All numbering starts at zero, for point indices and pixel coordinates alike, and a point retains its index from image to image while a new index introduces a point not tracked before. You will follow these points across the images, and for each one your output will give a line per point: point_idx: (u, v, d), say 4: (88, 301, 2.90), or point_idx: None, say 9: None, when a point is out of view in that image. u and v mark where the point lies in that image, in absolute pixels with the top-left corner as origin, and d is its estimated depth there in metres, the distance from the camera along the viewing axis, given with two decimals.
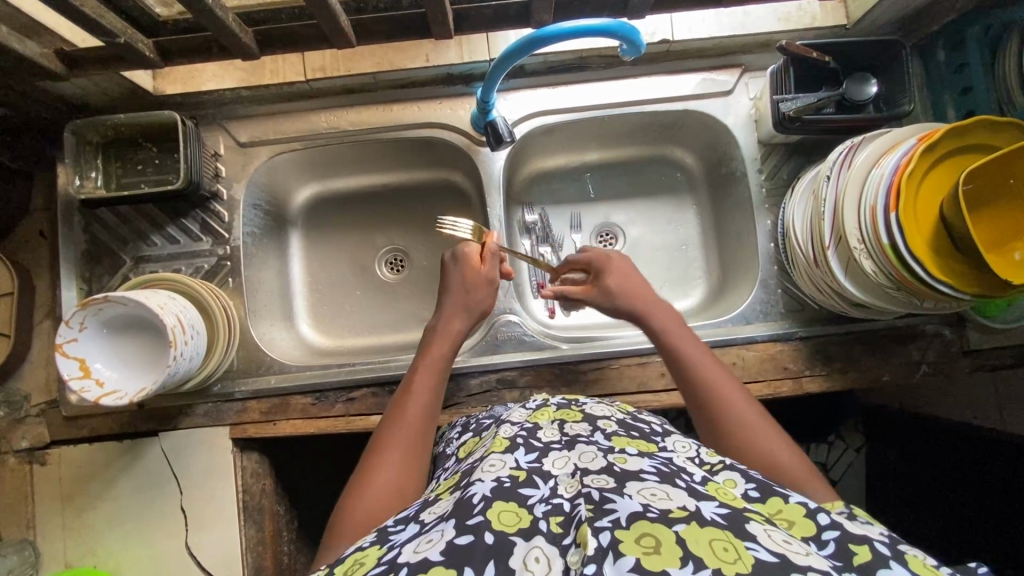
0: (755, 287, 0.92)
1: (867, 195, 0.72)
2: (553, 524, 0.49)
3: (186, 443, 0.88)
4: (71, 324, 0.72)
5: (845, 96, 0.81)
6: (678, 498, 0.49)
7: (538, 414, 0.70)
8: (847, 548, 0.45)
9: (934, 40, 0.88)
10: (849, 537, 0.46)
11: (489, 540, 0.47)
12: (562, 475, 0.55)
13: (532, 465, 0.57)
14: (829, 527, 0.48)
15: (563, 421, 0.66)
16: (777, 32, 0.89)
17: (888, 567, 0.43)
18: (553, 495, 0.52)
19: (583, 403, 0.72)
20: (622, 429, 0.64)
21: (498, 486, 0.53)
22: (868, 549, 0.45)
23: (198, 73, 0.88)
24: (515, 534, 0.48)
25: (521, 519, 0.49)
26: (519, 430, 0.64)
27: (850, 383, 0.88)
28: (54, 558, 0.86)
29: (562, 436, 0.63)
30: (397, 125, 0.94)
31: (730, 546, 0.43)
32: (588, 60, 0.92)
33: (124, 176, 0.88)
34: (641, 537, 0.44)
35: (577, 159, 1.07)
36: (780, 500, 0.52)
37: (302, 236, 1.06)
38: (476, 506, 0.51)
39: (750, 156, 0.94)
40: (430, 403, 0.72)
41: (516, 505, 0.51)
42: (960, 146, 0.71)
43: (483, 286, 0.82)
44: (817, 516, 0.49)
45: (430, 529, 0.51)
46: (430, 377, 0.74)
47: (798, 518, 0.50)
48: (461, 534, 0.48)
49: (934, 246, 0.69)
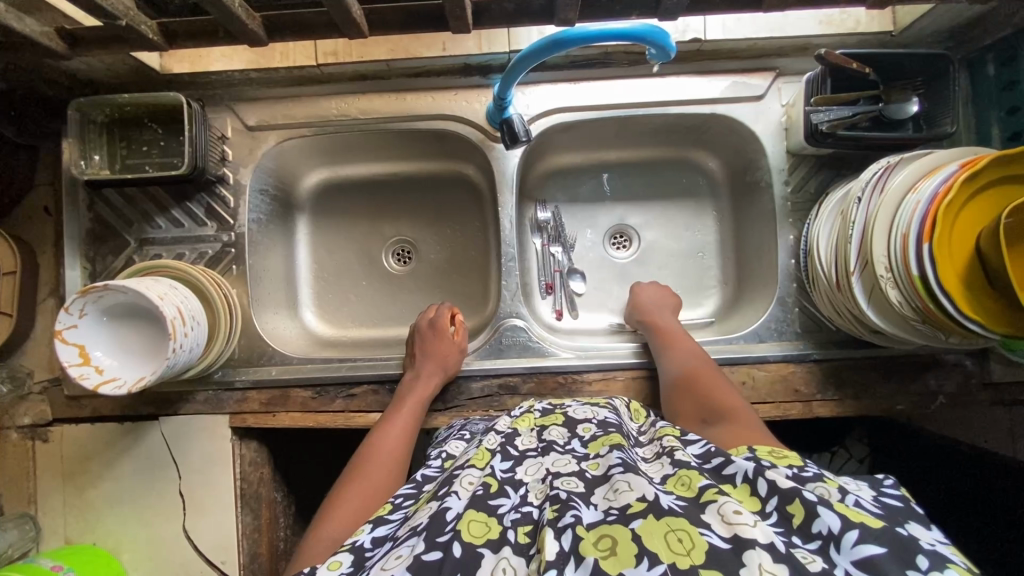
0: (772, 304, 0.89)
1: (900, 219, 0.68)
2: (521, 534, 0.51)
3: (185, 429, 0.88)
4: (71, 310, 0.71)
5: (883, 114, 0.77)
6: (639, 488, 0.50)
7: (519, 420, 0.69)
8: (785, 511, 0.47)
9: (985, 53, 0.82)
10: (784, 498, 0.48)
11: (457, 553, 0.48)
12: (533, 482, 0.57)
13: (505, 474, 0.58)
14: (768, 495, 0.49)
15: (544, 427, 0.66)
16: (817, 36, 0.83)
17: (818, 517, 0.46)
18: (523, 503, 0.54)
19: (567, 406, 0.71)
20: (601, 431, 0.63)
21: (471, 499, 0.54)
22: (799, 504, 0.47)
23: (207, 53, 0.85)
24: (482, 545, 0.49)
25: (489, 529, 0.51)
26: (499, 438, 0.65)
27: (861, 409, 0.86)
28: (55, 533, 0.88)
29: (539, 442, 0.63)
30: (409, 115, 0.90)
31: (684, 536, 0.45)
32: (613, 56, 0.87)
33: (128, 158, 0.85)
34: (599, 540, 0.46)
35: (595, 157, 1.03)
36: (729, 483, 0.52)
37: (308, 222, 1.04)
38: (448, 522, 0.51)
39: (776, 166, 0.90)
40: (410, 433, 0.79)
41: (486, 514, 0.52)
42: (1003, 174, 0.66)
43: (455, 349, 0.87)
44: (758, 484, 0.50)
45: (400, 544, 0.51)
46: (413, 412, 0.81)
47: (744, 495, 0.50)
48: (430, 550, 0.48)
49: (965, 280, 0.65)
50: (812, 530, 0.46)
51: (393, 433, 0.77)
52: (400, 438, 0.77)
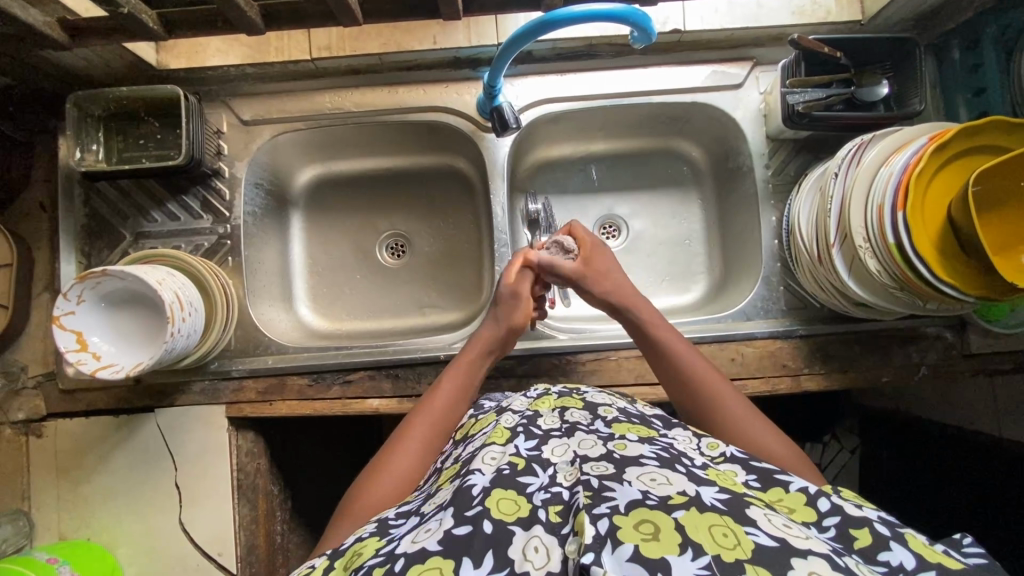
0: (758, 283, 0.92)
1: (875, 193, 0.72)
2: (553, 513, 0.49)
3: (181, 420, 0.88)
4: (69, 296, 0.72)
5: (855, 96, 0.81)
6: (678, 483, 0.49)
7: (538, 402, 0.70)
8: (848, 533, 0.49)
9: (949, 38, 0.87)
10: (849, 522, 0.49)
11: (488, 529, 0.47)
12: (561, 463, 0.56)
13: (531, 452, 0.57)
14: (829, 512, 0.50)
15: (564, 409, 0.67)
16: (790, 25, 0.88)
17: (888, 549, 0.47)
18: (552, 483, 0.53)
19: (584, 391, 0.72)
20: (623, 417, 0.65)
21: (498, 475, 0.53)
22: (867, 532, 0.48)
23: (202, 48, 0.87)
24: (514, 522, 0.48)
25: (520, 507, 0.50)
26: (519, 418, 0.65)
27: (847, 383, 0.88)
28: (49, 529, 0.87)
29: (563, 424, 0.63)
30: (402, 108, 0.93)
31: (729, 532, 0.44)
32: (598, 47, 0.90)
33: (125, 151, 0.87)
34: (640, 524, 0.44)
35: (583, 149, 1.06)
36: (782, 488, 0.54)
37: (303, 217, 1.06)
38: (475, 497, 0.50)
39: (758, 151, 0.93)
40: (458, 399, 0.75)
41: (515, 492, 0.51)
42: (970, 148, 0.70)
43: (517, 302, 0.81)
44: (818, 502, 0.52)
45: (428, 520, 0.52)
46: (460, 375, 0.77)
47: (798, 504, 0.52)
48: (460, 524, 0.48)
49: (939, 247, 0.69)
50: (877, 556, 0.46)
51: (442, 399, 0.74)
52: (445, 407, 0.73)
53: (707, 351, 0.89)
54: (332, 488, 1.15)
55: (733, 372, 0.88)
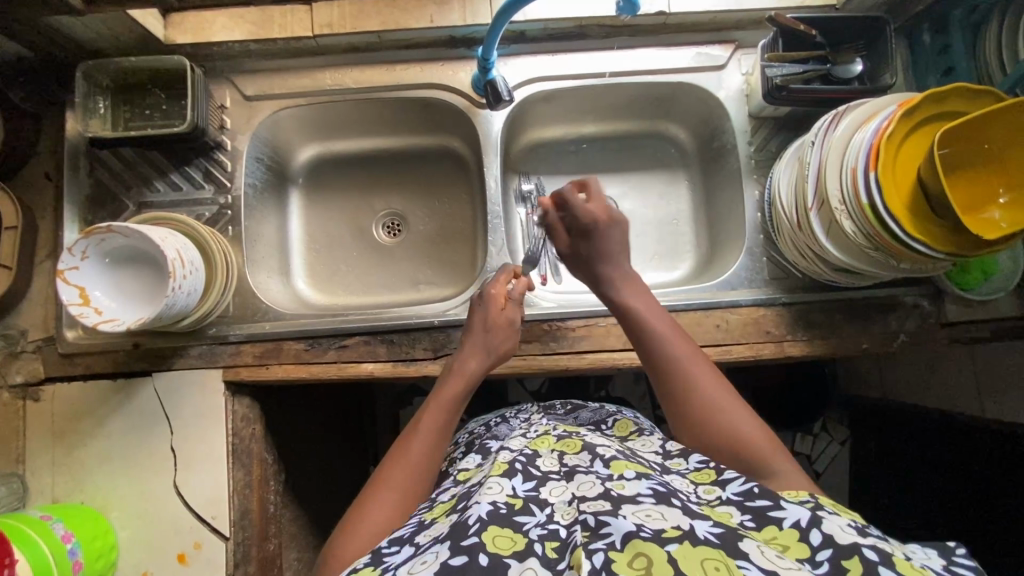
0: (742, 255, 0.95)
1: (848, 158, 0.75)
2: (548, 549, 0.52)
3: (179, 385, 0.89)
4: (74, 251, 0.75)
5: (831, 73, 0.86)
6: (672, 518, 0.51)
7: (537, 441, 0.72)
8: (841, 564, 0.50)
9: (919, 22, 0.92)
10: (840, 553, 0.51)
11: (484, 562, 0.50)
12: (558, 503, 0.58)
13: (529, 493, 0.60)
14: (822, 546, 0.52)
15: (563, 452, 0.68)
16: (769, 8, 0.93)
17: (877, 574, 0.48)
18: (549, 521, 0.56)
19: (583, 433, 0.73)
20: (621, 454, 0.65)
21: (495, 510, 0.56)
22: (857, 560, 0.50)
23: (209, 24, 0.91)
24: (509, 556, 0.51)
25: (515, 542, 0.53)
26: (518, 455, 0.67)
27: (830, 350, 0.91)
28: (42, 492, 0.88)
29: (562, 466, 0.65)
30: (400, 84, 0.97)
31: (722, 565, 0.46)
32: (587, 29, 0.95)
33: (132, 120, 0.90)
34: (634, 559, 0.47)
35: (574, 131, 1.10)
36: (775, 526, 0.55)
37: (301, 195, 1.09)
38: (472, 527, 0.54)
39: (740, 128, 0.97)
40: (437, 445, 0.72)
41: (512, 530, 0.54)
42: (937, 112, 0.73)
43: (505, 327, 0.83)
44: (810, 536, 0.53)
45: (424, 551, 0.54)
46: (438, 417, 0.74)
47: (792, 541, 0.53)
48: (456, 555, 0.51)
49: (910, 206, 0.72)
50: None
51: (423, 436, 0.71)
52: (427, 451, 0.71)
53: (693, 317, 0.92)
54: (322, 466, 1.17)
55: (717, 338, 0.91)
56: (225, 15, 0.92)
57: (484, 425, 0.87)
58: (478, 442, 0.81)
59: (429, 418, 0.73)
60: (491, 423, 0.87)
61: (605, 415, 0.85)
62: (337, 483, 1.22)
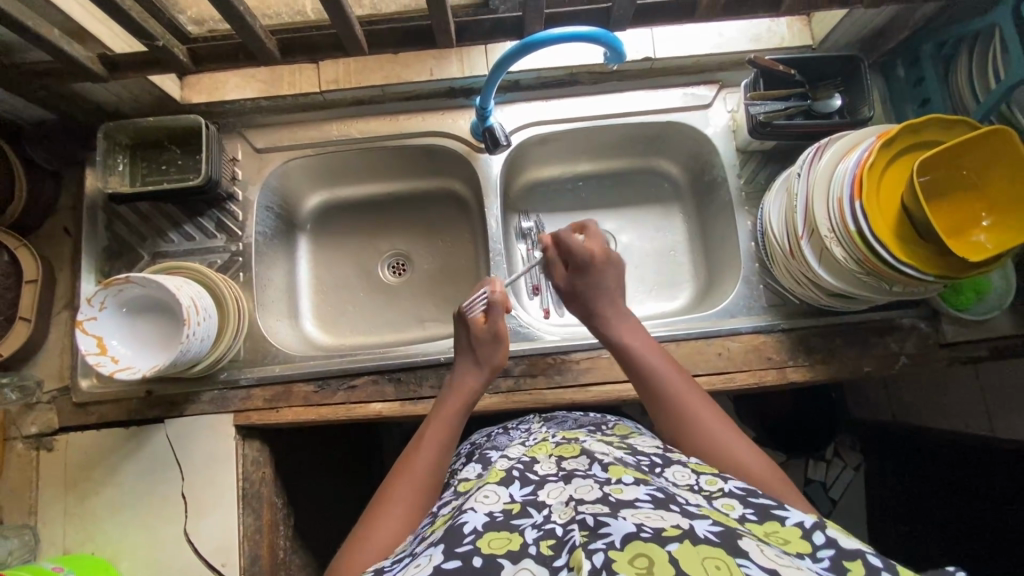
0: (739, 283, 0.97)
1: (834, 189, 0.78)
2: (543, 548, 0.51)
3: (191, 430, 0.91)
4: (91, 303, 0.78)
5: (812, 108, 0.90)
6: (672, 518, 0.50)
7: (536, 448, 0.72)
8: (842, 564, 0.49)
9: (894, 58, 0.98)
10: (842, 554, 0.50)
11: (478, 563, 0.50)
12: (555, 504, 0.57)
13: (527, 497, 0.60)
14: (824, 546, 0.51)
15: (561, 456, 0.68)
16: (749, 51, 0.98)
17: None
18: (545, 521, 0.55)
19: (583, 440, 0.73)
20: (620, 460, 0.65)
21: (491, 519, 0.56)
22: (860, 563, 0.49)
23: (222, 84, 0.97)
24: (503, 556, 0.51)
25: (510, 543, 0.52)
26: (516, 462, 0.67)
27: (831, 374, 0.92)
28: (53, 543, 0.88)
29: (559, 469, 0.65)
30: (403, 133, 1.02)
31: (723, 564, 0.45)
32: (578, 76, 1.01)
33: (149, 176, 0.95)
34: (634, 557, 0.45)
35: (570, 169, 1.15)
36: (778, 522, 0.54)
37: (309, 240, 1.13)
38: (467, 536, 0.53)
39: (729, 162, 1.01)
40: (438, 456, 0.73)
41: (508, 531, 0.54)
42: (917, 141, 0.77)
43: (492, 340, 0.83)
44: (814, 536, 0.52)
45: (419, 556, 0.54)
46: (440, 433, 0.75)
47: (794, 538, 0.52)
48: (450, 559, 0.50)
49: (896, 231, 0.74)
50: None
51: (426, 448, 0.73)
52: (428, 465, 0.71)
53: (694, 346, 0.93)
54: (331, 509, 1.16)
55: (719, 365, 0.92)
56: (238, 75, 0.98)
57: (485, 435, 0.88)
58: (478, 451, 0.81)
59: (429, 434, 0.75)
60: (494, 432, 0.88)
61: (604, 420, 0.84)
62: (345, 528, 1.20)
